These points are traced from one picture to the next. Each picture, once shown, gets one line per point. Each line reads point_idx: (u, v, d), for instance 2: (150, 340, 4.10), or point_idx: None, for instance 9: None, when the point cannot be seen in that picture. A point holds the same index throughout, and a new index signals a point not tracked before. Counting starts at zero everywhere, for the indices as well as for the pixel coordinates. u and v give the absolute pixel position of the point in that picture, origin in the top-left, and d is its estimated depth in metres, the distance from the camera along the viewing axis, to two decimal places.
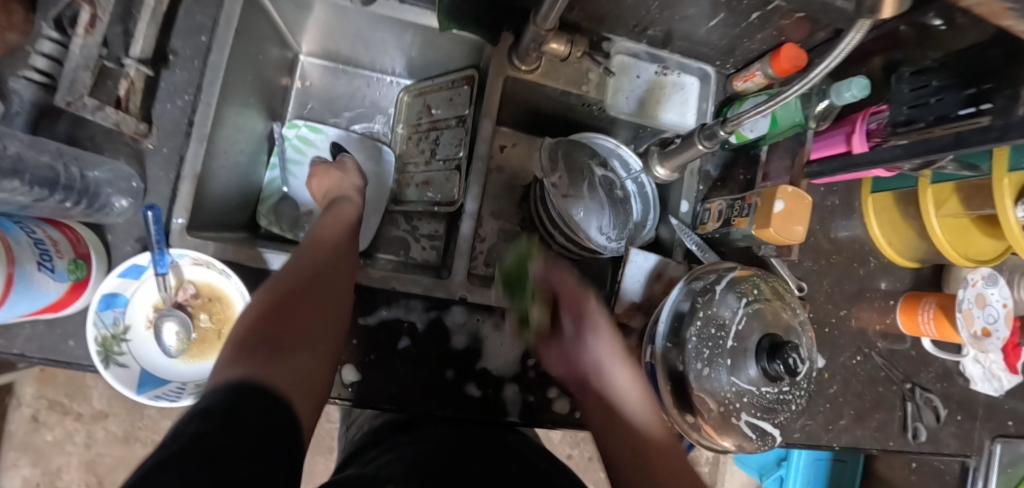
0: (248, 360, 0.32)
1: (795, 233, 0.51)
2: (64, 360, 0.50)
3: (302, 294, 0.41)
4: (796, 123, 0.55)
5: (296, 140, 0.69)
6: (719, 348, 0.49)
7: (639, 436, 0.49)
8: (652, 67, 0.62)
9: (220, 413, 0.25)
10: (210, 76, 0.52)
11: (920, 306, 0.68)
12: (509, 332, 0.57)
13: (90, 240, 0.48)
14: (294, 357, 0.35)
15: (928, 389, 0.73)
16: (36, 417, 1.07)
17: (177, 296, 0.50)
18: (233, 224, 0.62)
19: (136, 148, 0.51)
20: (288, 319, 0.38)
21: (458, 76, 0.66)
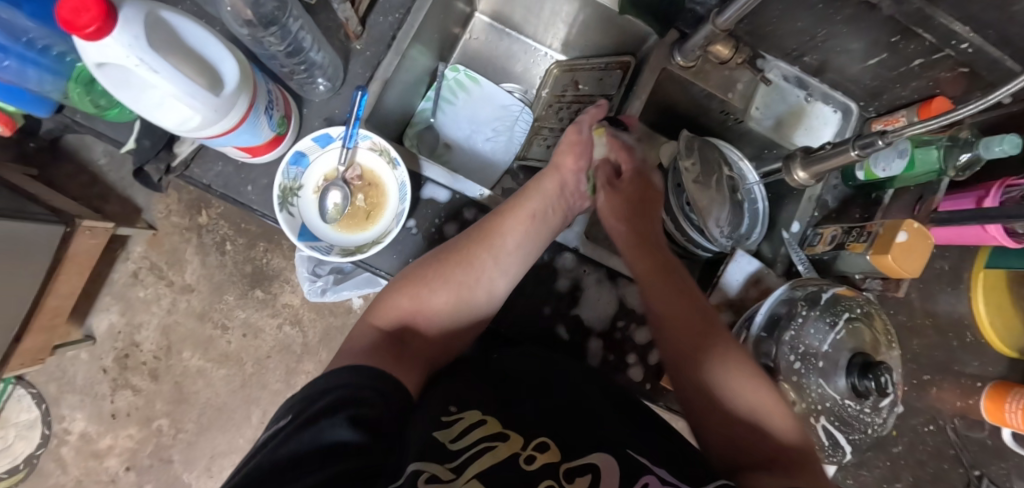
0: (382, 349, 0.43)
1: (912, 267, 0.53)
2: (241, 200, 0.59)
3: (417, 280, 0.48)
4: (932, 171, 0.57)
5: (453, 82, 0.77)
6: (813, 350, 0.51)
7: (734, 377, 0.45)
8: (798, 93, 0.66)
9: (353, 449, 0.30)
10: (419, 1, 0.61)
11: (1010, 393, 0.66)
12: (607, 290, 0.61)
13: (293, 109, 0.57)
14: (404, 363, 0.43)
15: (998, 484, 0.70)
16: (137, 273, 1.19)
17: (345, 173, 0.58)
18: (389, 135, 0.70)
19: (346, 45, 0.60)
20: (411, 340, 0.46)
21: (613, 60, 0.71)
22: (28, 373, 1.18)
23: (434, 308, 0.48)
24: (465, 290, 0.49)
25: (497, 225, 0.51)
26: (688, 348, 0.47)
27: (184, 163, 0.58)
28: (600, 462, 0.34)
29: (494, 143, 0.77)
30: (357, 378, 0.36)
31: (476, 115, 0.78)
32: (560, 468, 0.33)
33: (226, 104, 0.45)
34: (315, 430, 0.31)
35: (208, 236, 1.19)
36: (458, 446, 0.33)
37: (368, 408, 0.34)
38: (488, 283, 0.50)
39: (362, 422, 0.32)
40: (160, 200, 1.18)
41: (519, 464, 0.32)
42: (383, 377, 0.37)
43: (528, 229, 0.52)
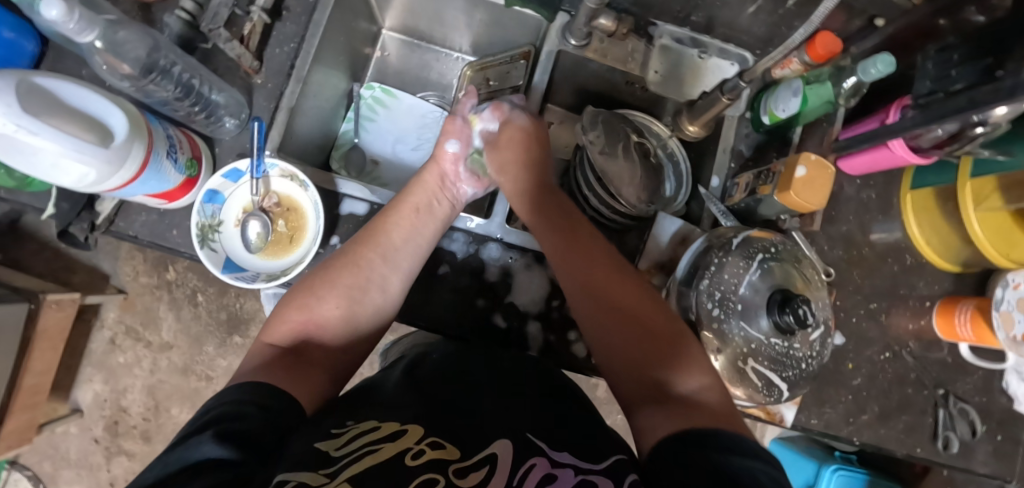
0: (274, 366, 0.43)
1: (817, 199, 0.54)
2: (168, 246, 0.60)
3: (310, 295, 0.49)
4: (826, 102, 0.59)
5: (370, 100, 0.78)
6: (730, 294, 0.52)
7: (642, 329, 0.47)
8: (693, 51, 0.67)
9: (233, 435, 0.32)
10: (312, 30, 0.63)
11: (957, 308, 0.67)
12: (537, 273, 0.62)
13: (204, 150, 0.59)
14: (302, 374, 0.43)
15: (965, 400, 0.70)
16: (114, 339, 1.20)
17: (263, 202, 0.59)
18: (312, 161, 0.72)
19: (248, 81, 0.62)
20: (305, 356, 0.46)
21: (517, 51, 0.73)
22: (22, 455, 1.19)
23: (327, 319, 0.49)
24: (356, 293, 0.50)
25: (382, 224, 0.55)
26: (593, 299, 0.51)
27: (107, 220, 0.59)
28: (499, 452, 0.36)
29: (420, 151, 0.79)
30: (241, 398, 0.36)
31: (398, 128, 0.79)
32: (450, 466, 0.34)
33: (119, 154, 0.46)
34: (188, 452, 0.30)
35: (178, 291, 1.19)
36: (340, 453, 0.34)
37: (246, 424, 0.34)
38: (384, 290, 0.52)
39: (232, 437, 0.32)
40: (126, 263, 1.19)
41: (403, 462, 0.33)
42: (273, 394, 0.38)
43: (411, 222, 0.56)
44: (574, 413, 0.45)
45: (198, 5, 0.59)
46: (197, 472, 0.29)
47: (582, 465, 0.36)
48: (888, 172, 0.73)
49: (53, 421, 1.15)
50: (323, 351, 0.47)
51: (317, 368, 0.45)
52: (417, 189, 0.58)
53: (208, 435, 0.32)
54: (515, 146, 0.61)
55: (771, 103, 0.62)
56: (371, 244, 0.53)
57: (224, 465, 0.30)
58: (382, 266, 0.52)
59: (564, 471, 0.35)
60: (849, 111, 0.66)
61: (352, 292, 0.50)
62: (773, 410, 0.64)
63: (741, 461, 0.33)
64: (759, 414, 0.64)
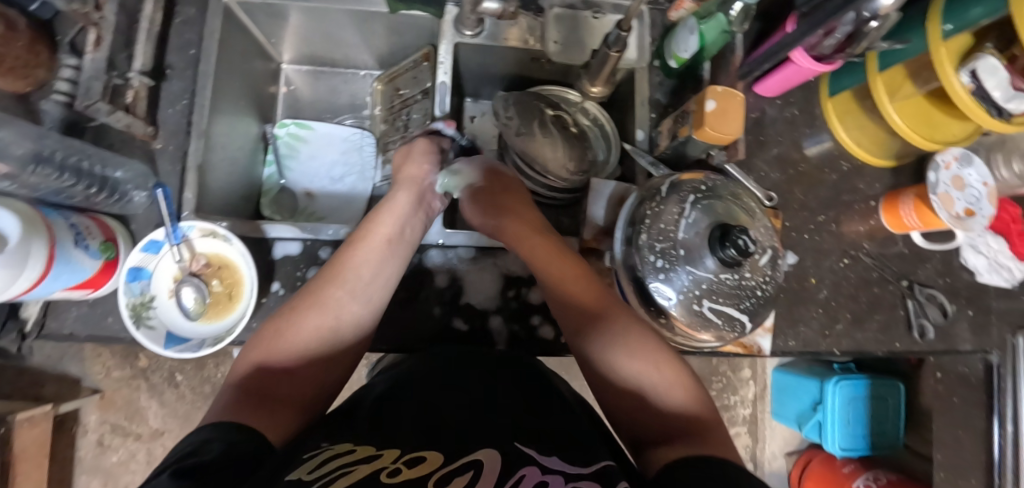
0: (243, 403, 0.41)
1: (733, 129, 0.54)
2: (106, 334, 0.57)
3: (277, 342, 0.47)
4: (722, 33, 0.59)
5: (287, 137, 0.76)
6: (670, 242, 0.52)
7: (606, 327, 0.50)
8: (587, 12, 0.67)
9: (191, 472, 0.30)
10: (201, 81, 0.61)
11: (900, 200, 0.68)
12: (487, 269, 0.61)
13: (118, 228, 0.57)
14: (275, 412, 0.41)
15: (930, 285, 0.72)
16: (101, 441, 1.16)
17: (191, 267, 0.57)
18: (239, 212, 0.70)
19: (147, 149, 0.60)
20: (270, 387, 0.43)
21: (418, 55, 0.72)
22: None
23: (296, 346, 0.46)
24: (326, 334, 0.48)
25: (344, 260, 0.52)
26: (575, 318, 0.51)
27: (37, 324, 0.56)
28: (485, 458, 0.34)
29: (350, 176, 0.77)
30: (203, 438, 0.34)
31: (321, 159, 0.77)
32: (430, 477, 0.32)
33: (17, 255, 0.44)
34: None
35: (155, 376, 1.16)
36: (311, 475, 0.31)
37: (206, 457, 0.32)
38: (353, 321, 0.50)
39: (190, 472, 0.30)
40: (94, 361, 1.14)
41: (379, 479, 0.31)
42: (243, 431, 0.36)
43: (378, 256, 0.53)
44: (551, 410, 0.44)
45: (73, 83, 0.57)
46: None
47: (572, 470, 0.35)
48: (806, 85, 0.73)
49: None
50: (286, 375, 0.45)
51: (286, 401, 0.43)
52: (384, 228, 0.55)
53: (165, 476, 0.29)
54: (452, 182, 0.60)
55: (673, 47, 0.62)
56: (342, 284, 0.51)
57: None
58: (352, 300, 0.50)
59: (554, 479, 0.33)
60: (750, 36, 0.66)
61: (324, 343, 0.48)
62: (749, 342, 0.64)
63: (723, 465, 0.35)
64: (737, 350, 0.64)
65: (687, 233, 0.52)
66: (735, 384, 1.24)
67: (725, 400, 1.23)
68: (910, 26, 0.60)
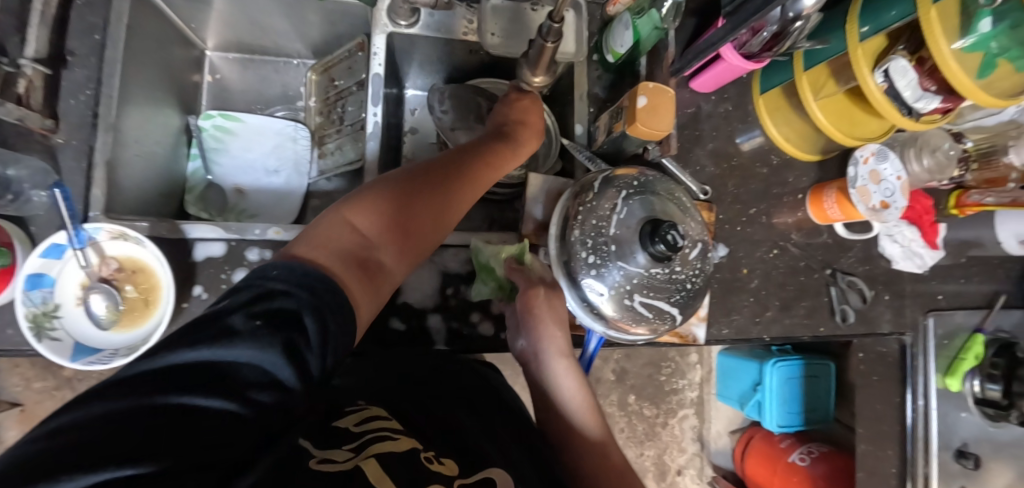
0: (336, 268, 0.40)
1: (664, 124, 0.55)
2: (6, 347, 0.53)
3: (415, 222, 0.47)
4: (656, 29, 0.60)
5: (213, 130, 0.72)
6: (602, 238, 0.52)
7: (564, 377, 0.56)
8: (525, 4, 0.66)
9: (272, 371, 0.30)
10: (108, 70, 0.57)
11: (824, 194, 0.72)
12: (425, 267, 0.60)
13: (14, 231, 0.52)
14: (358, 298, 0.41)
15: (851, 273, 0.76)
16: None
17: (101, 272, 0.53)
18: (159, 211, 0.65)
19: (47, 144, 0.55)
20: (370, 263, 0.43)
21: (353, 44, 0.69)
22: None
23: (417, 232, 0.47)
24: (446, 219, 0.50)
25: (505, 153, 0.56)
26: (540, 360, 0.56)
27: None
28: (496, 474, 0.40)
29: (283, 171, 0.73)
30: (299, 275, 0.36)
31: (252, 153, 0.73)
32: (453, 479, 0.38)
33: None
34: (223, 348, 0.29)
35: (83, 384, 1.08)
36: (358, 430, 0.40)
37: (312, 337, 0.33)
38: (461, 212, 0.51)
39: (299, 357, 0.31)
40: (14, 372, 1.06)
41: (420, 458, 0.38)
42: (335, 291, 0.37)
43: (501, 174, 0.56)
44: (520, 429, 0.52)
45: None
46: (219, 387, 0.27)
47: None
48: (739, 81, 0.75)
49: None
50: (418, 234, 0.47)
51: (372, 278, 0.43)
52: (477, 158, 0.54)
53: (279, 348, 0.30)
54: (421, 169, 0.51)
55: (610, 42, 0.63)
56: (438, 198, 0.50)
57: (233, 397, 0.28)
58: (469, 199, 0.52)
59: None
60: (685, 31, 0.67)
61: (440, 219, 0.49)
62: (685, 332, 0.67)
63: None
64: (673, 340, 0.66)
65: (618, 229, 0.52)
66: (683, 369, 1.31)
67: (673, 384, 1.29)
68: (831, 27, 0.63)
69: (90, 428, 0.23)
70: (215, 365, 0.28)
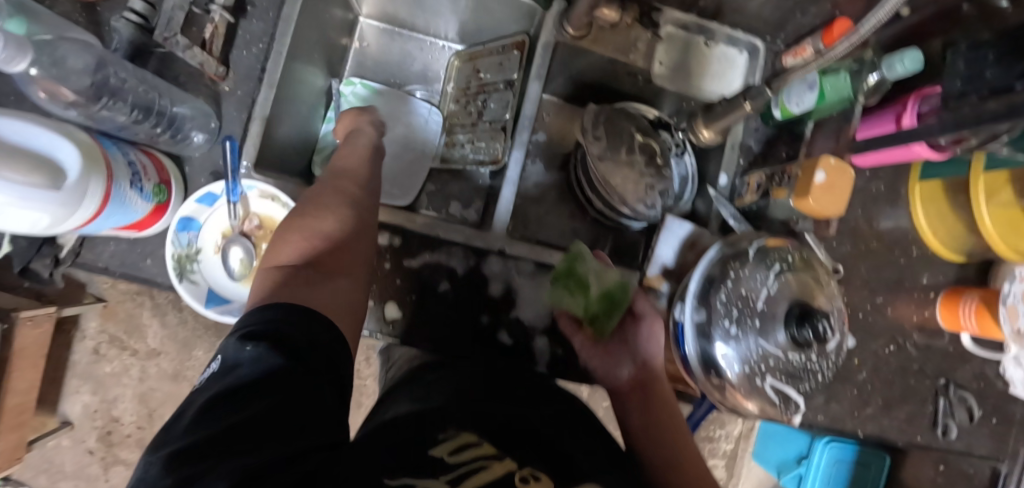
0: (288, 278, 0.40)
1: (835, 206, 0.52)
2: (144, 277, 0.55)
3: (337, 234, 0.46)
4: (843, 97, 0.54)
5: (352, 97, 0.72)
6: (747, 310, 0.50)
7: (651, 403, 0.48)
8: (700, 38, 0.63)
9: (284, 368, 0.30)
10: (283, 27, 0.57)
11: (961, 300, 0.67)
12: (543, 287, 0.59)
13: (172, 170, 0.53)
14: (335, 281, 0.42)
15: (964, 387, 0.72)
16: (97, 349, 1.15)
17: (242, 226, 0.54)
18: (293, 169, 0.66)
19: (214, 89, 0.56)
20: (323, 257, 0.44)
21: (509, 41, 0.68)
22: (15, 471, 1.16)
23: (341, 213, 0.48)
24: (358, 196, 0.51)
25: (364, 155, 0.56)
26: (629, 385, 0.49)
27: (73, 251, 0.54)
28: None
29: (410, 149, 0.72)
30: (278, 315, 0.35)
31: None
32: None
33: (74, 193, 0.40)
34: (247, 368, 0.30)
35: (161, 297, 1.14)
36: (453, 460, 0.30)
37: (296, 341, 0.33)
38: (368, 183, 0.53)
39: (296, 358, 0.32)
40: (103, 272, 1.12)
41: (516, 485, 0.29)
42: (312, 319, 0.36)
43: (365, 158, 0.57)
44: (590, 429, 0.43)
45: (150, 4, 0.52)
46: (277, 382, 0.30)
47: None
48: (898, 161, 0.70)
49: (44, 436, 1.11)
50: (337, 254, 0.45)
51: (341, 275, 0.43)
52: (351, 156, 0.57)
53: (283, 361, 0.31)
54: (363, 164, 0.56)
55: (783, 97, 0.58)
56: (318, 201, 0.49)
57: (298, 363, 0.32)
58: (367, 179, 0.54)
59: None
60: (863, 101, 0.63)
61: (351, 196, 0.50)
62: None
63: None
64: None
65: (766, 305, 0.50)
66: (724, 418, 1.25)
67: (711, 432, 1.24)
68: None
69: (217, 420, 0.27)
70: (244, 378, 0.30)
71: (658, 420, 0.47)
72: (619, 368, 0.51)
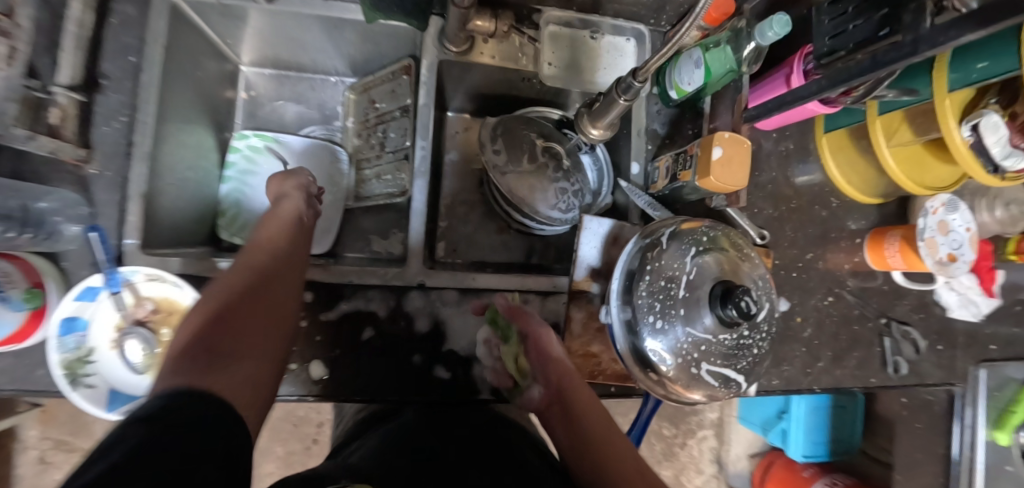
0: (190, 367, 0.33)
1: (737, 180, 0.51)
2: (37, 389, 0.50)
3: (243, 305, 0.41)
4: (729, 69, 0.55)
5: (247, 150, 0.68)
6: (670, 300, 0.49)
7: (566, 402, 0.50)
8: (584, 32, 0.62)
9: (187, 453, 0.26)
10: (143, 95, 0.53)
11: (886, 240, 0.69)
12: (473, 313, 0.58)
13: (47, 269, 0.49)
14: (238, 360, 0.37)
15: (906, 321, 0.73)
16: (43, 457, 1.00)
17: (136, 314, 0.50)
18: (194, 239, 0.62)
19: (79, 174, 0.52)
20: (226, 337, 0.38)
21: (396, 67, 0.66)
22: None
23: (235, 284, 0.43)
24: (260, 270, 0.46)
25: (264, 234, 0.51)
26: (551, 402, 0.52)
27: None
28: None
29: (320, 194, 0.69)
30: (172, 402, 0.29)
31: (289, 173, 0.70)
32: None
33: None
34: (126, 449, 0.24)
35: None
36: None
37: (197, 420, 0.28)
38: (269, 256, 0.48)
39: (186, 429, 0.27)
40: None
41: None
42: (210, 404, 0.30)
43: (286, 233, 0.52)
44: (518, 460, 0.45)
45: None
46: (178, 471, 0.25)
47: None
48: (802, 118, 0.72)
49: None
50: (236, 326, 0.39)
51: (245, 362, 0.37)
52: (270, 244, 0.50)
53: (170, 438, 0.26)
54: (273, 229, 0.52)
55: (674, 77, 0.58)
56: (222, 279, 0.44)
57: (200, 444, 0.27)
58: (279, 249, 0.50)
59: None
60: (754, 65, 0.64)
61: (258, 272, 0.45)
62: None
63: None
64: None
65: (688, 290, 0.50)
66: None
67: None
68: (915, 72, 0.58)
69: None
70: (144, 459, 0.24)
71: (576, 419, 0.49)
72: (531, 390, 0.53)
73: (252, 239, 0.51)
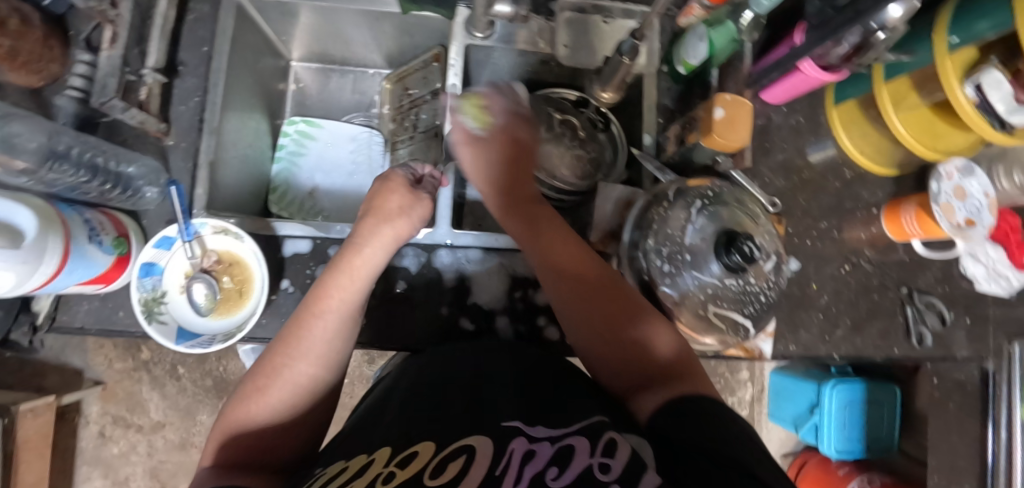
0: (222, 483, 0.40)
1: (740, 137, 0.55)
2: (117, 328, 0.58)
3: (289, 413, 0.45)
4: (731, 41, 0.60)
5: (295, 135, 0.78)
6: (676, 247, 0.53)
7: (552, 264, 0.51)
8: (596, 17, 0.67)
9: None
10: (213, 78, 0.62)
11: (901, 210, 0.69)
12: (495, 270, 0.62)
13: (130, 224, 0.57)
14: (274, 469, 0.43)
15: (929, 293, 0.73)
16: (103, 432, 1.09)
17: (202, 263, 0.58)
18: (249, 209, 0.70)
19: (159, 145, 0.60)
20: (259, 450, 0.43)
21: (427, 55, 0.73)
22: None
23: (294, 381, 0.46)
24: (316, 347, 0.47)
25: (325, 287, 0.49)
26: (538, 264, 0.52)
27: (49, 316, 0.57)
28: (476, 443, 0.33)
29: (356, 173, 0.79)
30: None
31: (331, 155, 0.79)
32: (424, 471, 0.31)
33: (34, 250, 0.44)
34: None
35: (157, 368, 1.09)
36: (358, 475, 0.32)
37: None
38: (330, 331, 0.48)
39: None
40: (97, 352, 1.08)
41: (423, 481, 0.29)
42: None
43: (355, 293, 0.50)
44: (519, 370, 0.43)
45: (88, 78, 0.56)
46: None
47: (556, 431, 0.34)
48: (811, 94, 0.75)
49: None
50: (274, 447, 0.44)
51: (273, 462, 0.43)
52: (338, 307, 0.49)
53: None
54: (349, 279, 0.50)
55: (682, 54, 0.62)
56: (257, 372, 0.46)
57: None
58: (341, 314, 0.49)
59: (541, 446, 0.32)
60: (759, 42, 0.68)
61: (315, 368, 0.47)
62: (751, 346, 0.65)
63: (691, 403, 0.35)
64: (739, 353, 0.64)
65: (693, 239, 0.52)
66: (732, 386, 1.27)
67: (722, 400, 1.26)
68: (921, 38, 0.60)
69: None
70: None
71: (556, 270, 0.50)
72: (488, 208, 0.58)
73: (323, 289, 0.49)
